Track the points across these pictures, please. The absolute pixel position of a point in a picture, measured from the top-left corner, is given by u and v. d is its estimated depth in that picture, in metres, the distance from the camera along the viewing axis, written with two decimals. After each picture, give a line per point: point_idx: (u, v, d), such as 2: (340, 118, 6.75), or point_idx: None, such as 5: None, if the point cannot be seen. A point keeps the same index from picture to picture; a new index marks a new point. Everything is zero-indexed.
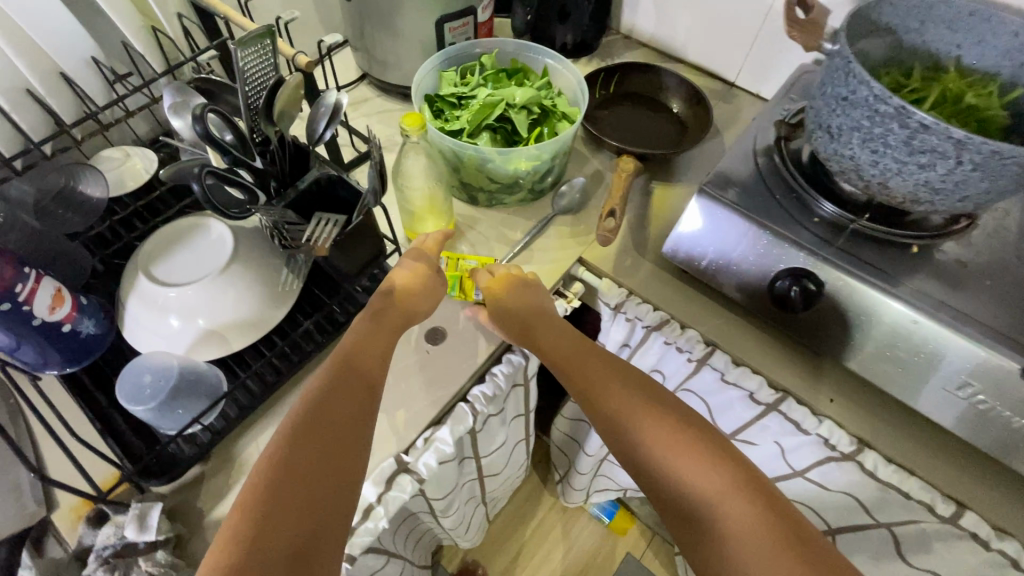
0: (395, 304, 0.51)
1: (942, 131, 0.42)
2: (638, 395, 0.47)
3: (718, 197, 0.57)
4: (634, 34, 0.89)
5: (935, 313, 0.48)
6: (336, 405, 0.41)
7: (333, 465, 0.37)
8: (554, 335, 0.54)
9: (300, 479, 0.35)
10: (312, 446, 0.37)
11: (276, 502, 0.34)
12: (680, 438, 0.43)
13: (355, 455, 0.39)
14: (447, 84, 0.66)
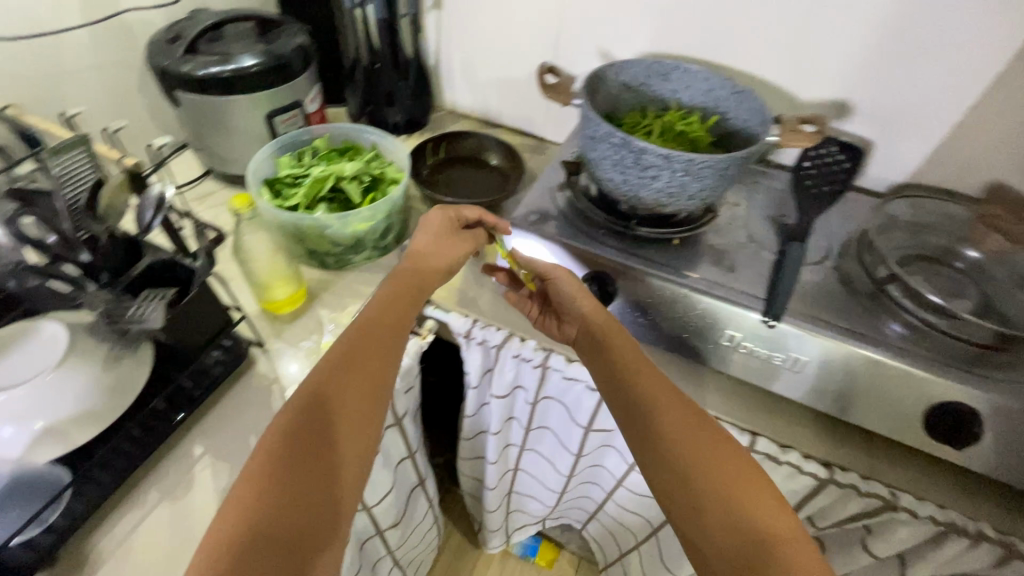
0: (407, 289, 0.60)
1: (654, 151, 0.57)
2: (620, 359, 0.56)
3: (526, 227, 0.69)
4: (458, 108, 1.04)
5: (695, 285, 0.62)
6: (341, 398, 0.48)
7: (330, 449, 0.46)
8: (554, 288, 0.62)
9: (306, 465, 0.44)
10: (312, 436, 0.45)
11: (277, 482, 0.42)
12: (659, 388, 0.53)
13: (354, 436, 0.47)
14: (283, 167, 0.74)
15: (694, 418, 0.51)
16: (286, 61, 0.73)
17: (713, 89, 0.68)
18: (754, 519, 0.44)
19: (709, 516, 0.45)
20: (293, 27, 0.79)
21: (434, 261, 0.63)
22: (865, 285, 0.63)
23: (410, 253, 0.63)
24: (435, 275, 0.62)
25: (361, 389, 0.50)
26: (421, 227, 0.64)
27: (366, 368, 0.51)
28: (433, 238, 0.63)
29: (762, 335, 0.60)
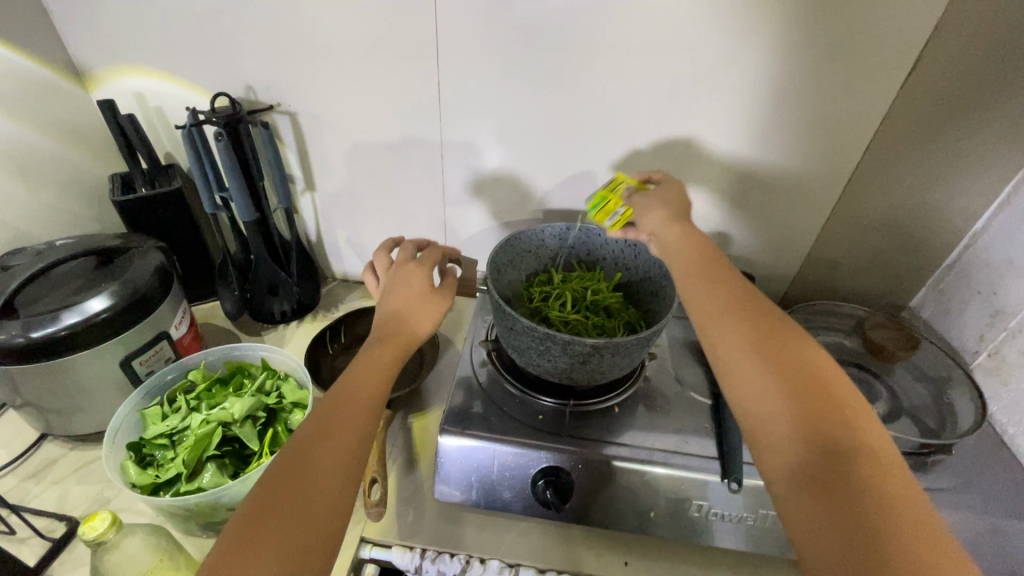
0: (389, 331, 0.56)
1: (580, 342, 0.55)
2: (699, 273, 0.56)
3: (459, 430, 0.62)
4: (350, 277, 0.98)
5: (651, 458, 0.60)
6: (335, 424, 0.47)
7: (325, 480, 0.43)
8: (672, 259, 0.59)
9: (288, 489, 0.41)
10: (309, 467, 0.43)
11: (272, 514, 0.40)
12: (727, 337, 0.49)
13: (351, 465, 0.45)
14: (152, 422, 0.61)
15: (764, 326, 0.49)
16: (143, 294, 0.63)
17: (611, 246, 0.70)
18: (835, 427, 0.42)
19: (772, 425, 0.43)
20: (144, 247, 0.69)
21: (403, 317, 0.57)
22: None
23: (387, 311, 0.57)
24: (415, 333, 0.57)
25: (355, 415, 0.48)
26: (396, 287, 0.60)
27: (362, 396, 0.50)
28: (410, 296, 0.59)
29: (729, 498, 0.58)
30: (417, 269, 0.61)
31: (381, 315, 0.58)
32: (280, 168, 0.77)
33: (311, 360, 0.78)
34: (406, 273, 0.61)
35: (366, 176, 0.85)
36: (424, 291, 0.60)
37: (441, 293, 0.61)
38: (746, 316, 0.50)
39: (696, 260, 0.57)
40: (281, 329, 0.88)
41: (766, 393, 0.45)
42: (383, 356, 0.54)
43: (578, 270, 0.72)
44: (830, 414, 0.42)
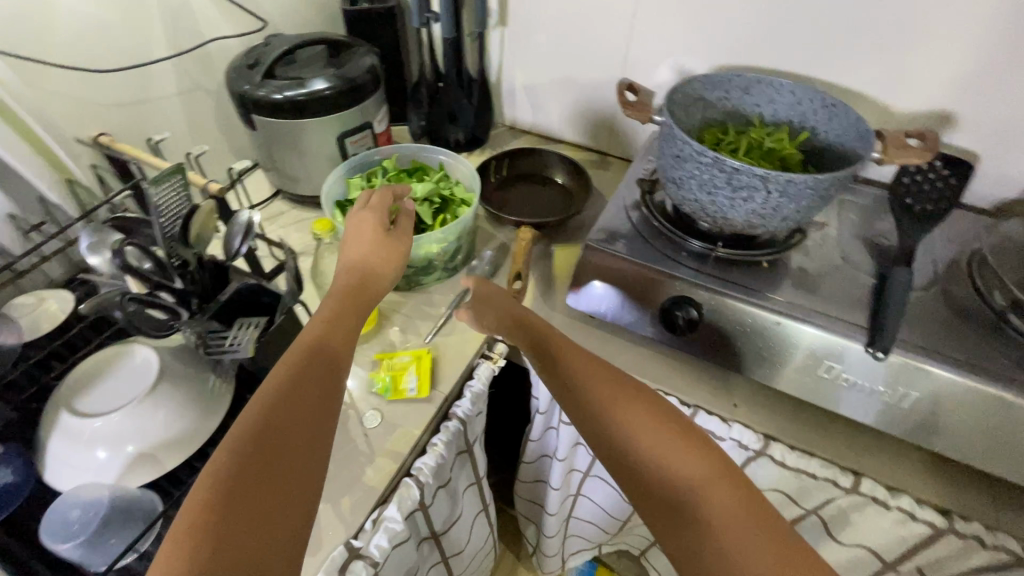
0: (359, 288, 0.54)
1: (748, 171, 0.54)
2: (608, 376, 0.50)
3: (599, 248, 0.66)
4: (518, 125, 1.04)
5: (789, 311, 0.58)
6: (333, 336, 0.49)
7: (318, 382, 0.44)
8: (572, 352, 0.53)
9: (254, 486, 0.36)
10: (310, 372, 0.45)
11: (281, 408, 0.41)
12: (671, 452, 0.44)
13: (344, 371, 0.47)
14: (355, 189, 0.74)
15: (707, 456, 0.44)
16: (359, 83, 0.74)
17: (803, 102, 0.65)
18: (694, 520, 0.41)
19: (653, 482, 0.44)
20: (362, 50, 0.79)
21: (366, 269, 0.56)
22: (980, 313, 0.58)
23: (350, 262, 0.56)
24: (378, 292, 0.56)
25: (348, 328, 0.50)
26: (353, 237, 0.58)
27: (338, 332, 0.50)
28: (366, 247, 0.57)
29: (866, 368, 0.56)
30: (372, 218, 0.59)
31: (347, 267, 0.56)
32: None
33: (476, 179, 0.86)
34: (365, 221, 0.59)
35: (554, 13, 0.85)
36: (383, 241, 0.58)
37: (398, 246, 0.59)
38: (654, 419, 0.46)
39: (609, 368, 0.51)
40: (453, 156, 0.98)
41: (732, 531, 0.40)
42: (338, 348, 0.48)
43: (757, 127, 0.68)
44: (716, 509, 0.41)
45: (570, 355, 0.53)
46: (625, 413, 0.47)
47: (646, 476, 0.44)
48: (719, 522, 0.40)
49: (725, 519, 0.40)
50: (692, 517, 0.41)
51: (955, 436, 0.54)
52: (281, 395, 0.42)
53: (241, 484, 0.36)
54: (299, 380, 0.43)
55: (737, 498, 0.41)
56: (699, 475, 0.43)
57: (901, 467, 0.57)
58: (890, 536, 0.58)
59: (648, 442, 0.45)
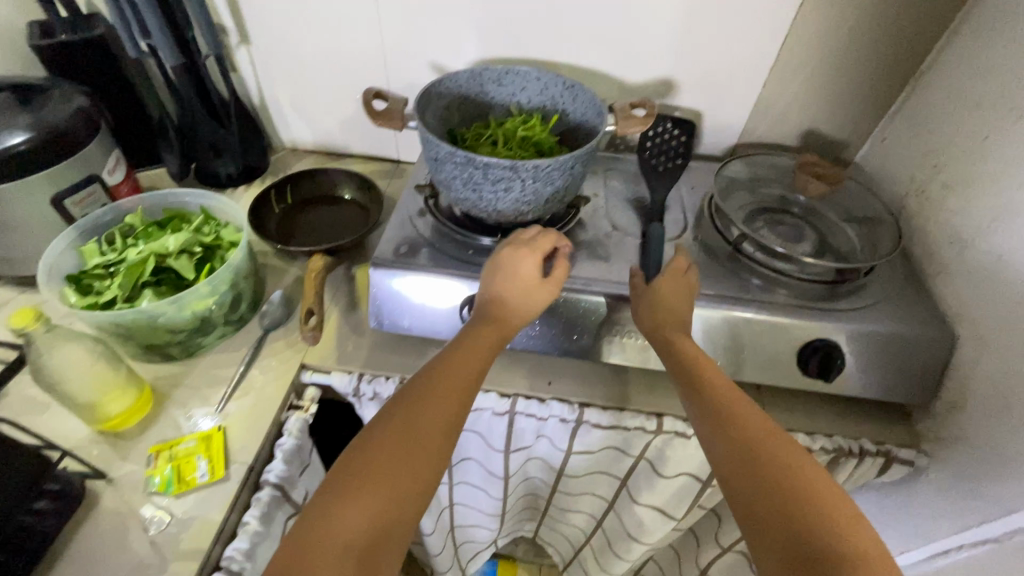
0: (500, 319, 0.53)
1: (498, 164, 0.56)
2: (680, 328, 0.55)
3: (391, 263, 0.64)
4: (300, 146, 0.97)
5: (573, 284, 0.63)
6: (443, 391, 0.47)
7: (415, 473, 0.42)
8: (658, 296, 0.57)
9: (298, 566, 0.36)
10: (422, 445, 0.43)
11: (343, 503, 0.39)
12: (747, 402, 0.47)
13: (435, 463, 0.43)
14: (91, 257, 0.62)
15: (752, 413, 0.46)
16: (69, 130, 0.62)
17: (547, 87, 0.69)
18: (792, 501, 0.40)
19: (746, 421, 0.45)
20: (67, 91, 0.67)
21: (503, 300, 0.54)
22: (721, 249, 0.69)
23: (489, 295, 0.55)
24: (513, 324, 0.54)
25: (461, 388, 0.47)
26: (509, 268, 0.55)
27: (473, 363, 0.49)
28: (517, 285, 0.54)
29: None
30: (534, 255, 0.55)
31: (486, 299, 0.55)
32: (203, 12, 0.73)
33: (255, 214, 0.79)
34: (531, 259, 0.55)
35: (299, 24, 0.80)
36: (537, 283, 0.55)
37: (532, 267, 0.55)
38: (715, 375, 0.50)
39: (698, 359, 0.51)
40: (229, 192, 0.88)
41: (752, 476, 0.42)
42: (458, 377, 0.48)
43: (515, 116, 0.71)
44: (739, 482, 0.42)
45: (663, 332, 0.54)
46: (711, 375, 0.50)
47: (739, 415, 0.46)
48: (751, 469, 0.42)
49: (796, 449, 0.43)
50: (735, 471, 0.43)
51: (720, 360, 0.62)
52: (394, 434, 0.43)
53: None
54: (409, 414, 0.45)
55: (781, 441, 0.44)
56: (760, 419, 0.45)
57: None
58: (699, 459, 0.65)
59: (725, 386, 0.48)
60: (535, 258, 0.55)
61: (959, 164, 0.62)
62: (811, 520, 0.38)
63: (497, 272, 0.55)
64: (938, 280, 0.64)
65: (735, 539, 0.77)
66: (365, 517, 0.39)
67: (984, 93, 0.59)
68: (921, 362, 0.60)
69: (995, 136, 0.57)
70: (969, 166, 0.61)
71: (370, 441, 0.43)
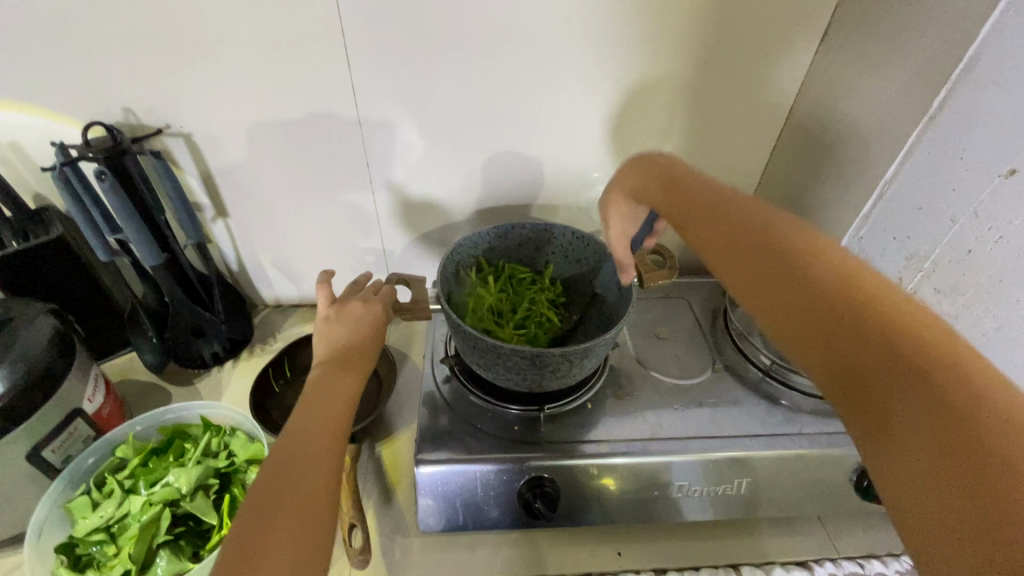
0: (352, 355, 0.54)
1: (547, 352, 0.54)
2: (698, 213, 0.47)
3: (435, 458, 0.59)
4: (283, 303, 0.91)
5: (628, 448, 0.60)
6: (311, 447, 0.44)
7: (312, 521, 0.40)
8: (323, 379, 0.51)
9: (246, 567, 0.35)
10: (308, 496, 0.41)
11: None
12: (753, 257, 0.40)
13: (332, 513, 0.42)
14: (82, 518, 0.53)
15: (778, 251, 0.39)
16: (45, 368, 0.54)
17: (559, 240, 0.69)
18: (852, 316, 0.32)
19: (769, 278, 0.38)
20: (30, 312, 0.59)
21: (355, 339, 0.56)
22: (749, 376, 0.70)
23: (332, 336, 0.55)
24: (369, 358, 0.56)
25: (338, 424, 0.47)
26: (336, 314, 0.58)
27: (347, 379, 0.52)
28: (350, 317, 0.58)
29: (706, 472, 0.60)
30: (372, 302, 0.61)
31: (330, 342, 0.55)
32: (181, 196, 0.68)
33: (257, 403, 0.72)
34: (352, 305, 0.60)
35: (286, 191, 0.78)
36: (373, 319, 0.59)
37: (358, 309, 0.59)
38: (742, 231, 0.42)
39: (362, 350, 0.55)
40: (215, 372, 0.80)
41: (793, 311, 0.35)
42: (345, 398, 0.50)
43: (522, 269, 0.69)
44: (809, 295, 0.35)
45: (342, 366, 0.53)
46: (717, 238, 0.44)
47: (745, 290, 0.39)
48: (791, 319, 0.35)
49: (825, 295, 0.34)
50: (783, 322, 0.36)
51: (780, 501, 0.61)
52: (295, 448, 0.44)
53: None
54: (310, 433, 0.45)
55: (812, 272, 0.36)
56: (790, 285, 0.36)
57: (759, 538, 0.63)
58: None
59: (737, 267, 0.41)
60: (354, 300, 0.60)
61: (947, 272, 0.68)
62: (858, 326, 0.32)
63: (332, 319, 0.57)
64: None
65: None
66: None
67: (955, 211, 0.66)
68: None
69: (979, 250, 0.63)
70: (958, 275, 0.66)
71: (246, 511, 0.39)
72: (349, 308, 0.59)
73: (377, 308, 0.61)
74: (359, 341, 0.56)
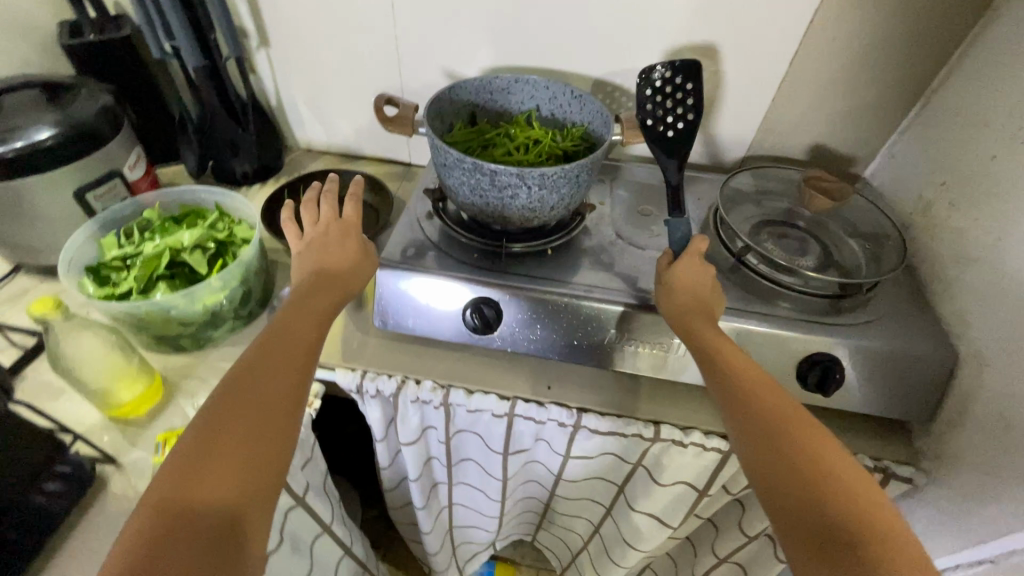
0: (329, 281, 0.55)
1: (505, 171, 0.57)
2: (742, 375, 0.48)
3: (398, 266, 0.66)
4: (314, 147, 0.99)
5: (575, 291, 0.64)
6: (267, 376, 0.45)
7: (266, 440, 0.41)
8: (296, 305, 0.51)
9: (196, 477, 0.38)
10: (260, 419, 0.42)
11: (181, 506, 0.36)
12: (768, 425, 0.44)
13: (282, 451, 0.42)
14: (108, 250, 0.64)
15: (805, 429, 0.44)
16: (80, 130, 0.63)
17: (556, 97, 0.71)
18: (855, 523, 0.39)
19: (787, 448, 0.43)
20: (90, 87, 0.68)
21: (330, 267, 0.56)
22: (724, 261, 0.69)
23: (312, 264, 0.56)
24: (349, 285, 0.57)
25: (302, 350, 0.48)
26: (315, 242, 0.58)
27: (319, 308, 0.52)
28: (326, 242, 0.58)
29: (645, 327, 0.63)
30: (351, 228, 0.60)
31: (311, 269, 0.56)
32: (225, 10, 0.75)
33: (268, 212, 0.81)
34: (334, 230, 0.59)
35: (319, 30, 0.83)
36: (356, 252, 0.59)
37: (337, 238, 0.59)
38: (771, 397, 0.46)
39: (337, 280, 0.56)
40: (244, 190, 0.91)
41: (801, 494, 0.40)
42: (314, 326, 0.51)
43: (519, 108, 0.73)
44: (822, 484, 0.41)
45: (316, 296, 0.53)
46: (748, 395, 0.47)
47: (761, 445, 0.44)
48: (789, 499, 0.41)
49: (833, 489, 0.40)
50: (780, 501, 0.41)
51: None
52: (256, 367, 0.45)
53: (183, 491, 0.37)
54: (271, 354, 0.46)
55: (814, 462, 0.42)
56: (787, 465, 0.42)
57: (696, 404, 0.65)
58: (694, 468, 0.66)
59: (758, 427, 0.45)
60: (334, 225, 0.60)
61: (967, 184, 0.62)
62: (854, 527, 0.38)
63: (308, 248, 0.58)
64: (940, 299, 0.64)
65: (732, 550, 0.78)
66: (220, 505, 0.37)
67: (991, 114, 0.59)
68: (920, 381, 0.60)
69: (1003, 156, 0.57)
70: (976, 186, 0.60)
71: (200, 430, 0.40)
72: (328, 237, 0.59)
73: (349, 229, 0.60)
74: (337, 273, 0.56)
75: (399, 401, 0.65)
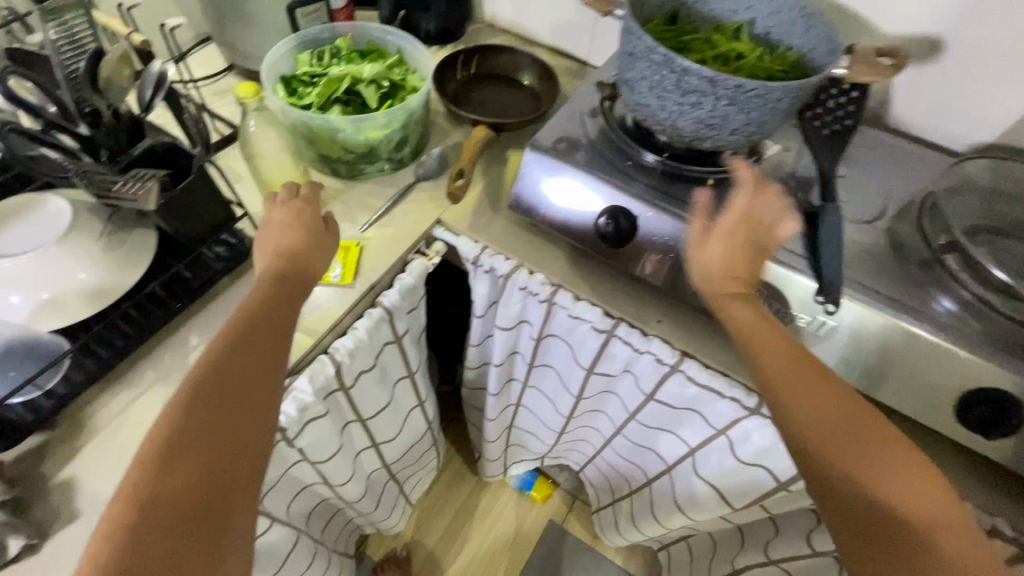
0: (295, 268, 0.49)
1: (697, 72, 0.50)
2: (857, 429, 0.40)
3: (547, 152, 0.64)
4: (497, 22, 0.97)
5: None
6: (223, 379, 0.39)
7: (233, 447, 0.37)
8: (258, 300, 0.46)
9: (157, 498, 0.34)
10: (231, 414, 0.38)
11: (145, 529, 0.33)
12: (874, 481, 0.39)
13: (254, 459, 0.38)
14: (302, 64, 0.70)
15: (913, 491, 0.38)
16: None
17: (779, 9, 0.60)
18: None
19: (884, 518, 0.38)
20: None
21: (299, 255, 0.49)
22: (918, 252, 0.57)
23: (277, 252, 0.49)
24: (314, 272, 0.50)
25: (267, 343, 0.43)
26: (277, 232, 0.51)
27: (282, 296, 0.46)
28: (296, 232, 0.51)
29: (789, 293, 0.56)
30: (307, 207, 0.52)
31: (273, 257, 0.49)
32: None
33: (438, 73, 0.82)
34: (293, 211, 0.52)
35: None
36: (314, 232, 0.51)
37: (298, 218, 0.51)
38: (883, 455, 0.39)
39: (303, 264, 0.49)
40: None
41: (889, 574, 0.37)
42: (279, 317, 0.45)
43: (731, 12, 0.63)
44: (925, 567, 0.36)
45: (285, 286, 0.47)
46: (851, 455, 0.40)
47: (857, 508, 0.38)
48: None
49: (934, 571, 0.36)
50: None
51: (857, 367, 0.56)
52: (211, 368, 0.40)
53: (146, 512, 0.33)
54: (230, 352, 0.41)
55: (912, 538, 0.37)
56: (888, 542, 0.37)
57: None
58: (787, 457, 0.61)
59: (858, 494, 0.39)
60: (290, 210, 0.52)
61: None
62: None
63: (275, 235, 0.50)
64: None
65: (787, 557, 0.72)
66: (184, 524, 0.34)
67: None
68: None
69: None
70: None
71: (153, 449, 0.35)
72: (296, 214, 0.52)
73: (306, 212, 0.52)
74: (306, 257, 0.50)
75: (508, 284, 0.66)
